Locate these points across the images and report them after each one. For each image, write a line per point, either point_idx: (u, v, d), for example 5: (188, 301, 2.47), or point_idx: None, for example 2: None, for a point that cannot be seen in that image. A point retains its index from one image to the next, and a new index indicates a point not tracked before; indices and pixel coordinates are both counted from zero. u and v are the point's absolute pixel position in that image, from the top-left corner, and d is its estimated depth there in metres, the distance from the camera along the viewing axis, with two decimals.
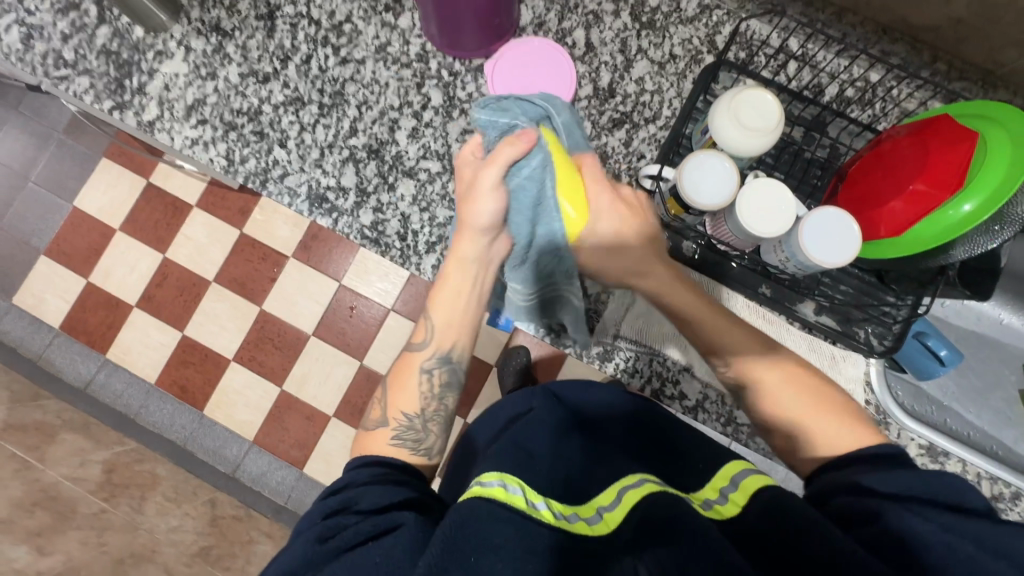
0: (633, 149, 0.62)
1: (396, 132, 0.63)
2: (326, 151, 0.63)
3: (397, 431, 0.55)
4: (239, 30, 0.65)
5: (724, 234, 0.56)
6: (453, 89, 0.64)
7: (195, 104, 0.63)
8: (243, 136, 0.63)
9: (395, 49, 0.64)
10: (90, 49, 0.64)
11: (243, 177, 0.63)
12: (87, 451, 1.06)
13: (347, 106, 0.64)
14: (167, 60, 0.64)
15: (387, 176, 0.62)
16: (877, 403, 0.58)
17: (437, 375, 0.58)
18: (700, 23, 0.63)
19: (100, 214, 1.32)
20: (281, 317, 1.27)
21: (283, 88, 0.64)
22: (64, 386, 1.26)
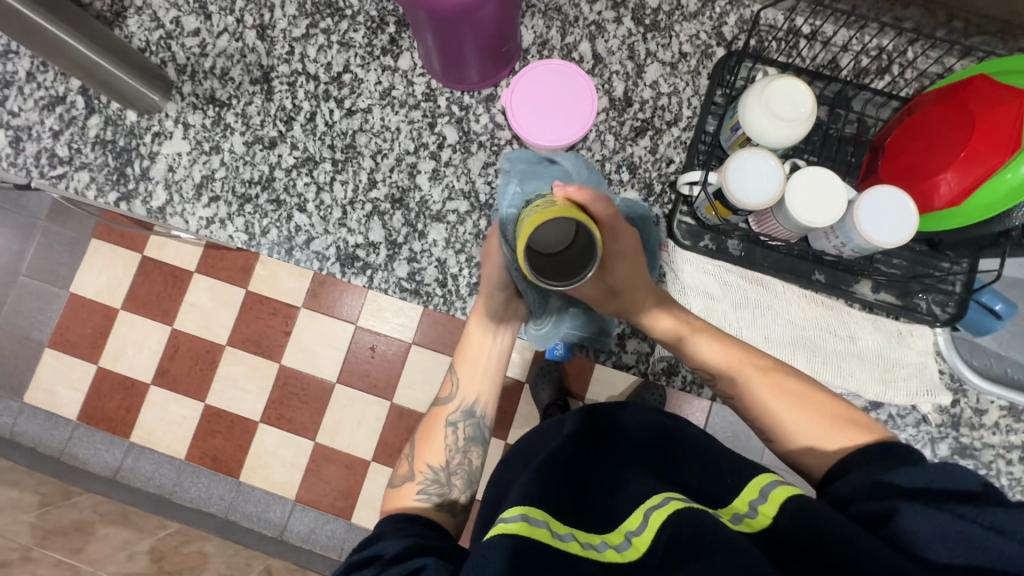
0: (660, 155, 0.60)
1: (416, 177, 0.61)
2: (348, 209, 0.61)
3: (422, 485, 0.49)
4: (236, 98, 0.62)
5: (772, 228, 0.55)
6: (467, 123, 0.62)
7: (204, 181, 0.61)
8: (259, 207, 0.61)
9: (400, 92, 0.62)
10: (85, 142, 0.62)
11: (266, 249, 0.61)
12: (131, 543, 1.02)
13: (361, 158, 0.62)
14: (166, 140, 0.62)
15: (416, 224, 0.60)
16: (951, 372, 0.57)
17: (462, 428, 0.52)
18: (704, 17, 0.61)
19: (98, 296, 1.28)
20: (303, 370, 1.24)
21: (292, 150, 0.62)
22: (93, 477, 1.22)
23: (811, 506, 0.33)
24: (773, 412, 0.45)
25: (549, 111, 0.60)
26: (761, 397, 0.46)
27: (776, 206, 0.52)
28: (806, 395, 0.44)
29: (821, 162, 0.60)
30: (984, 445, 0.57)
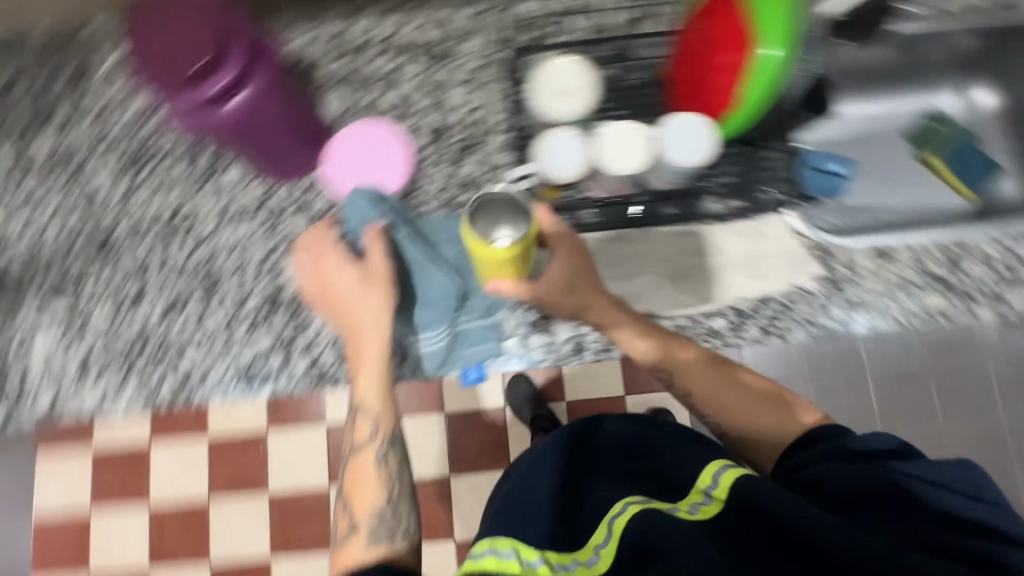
0: (491, 162, 0.64)
1: (281, 275, 0.63)
2: (230, 329, 0.62)
3: (368, 529, 0.40)
4: (85, 275, 0.63)
5: (611, 187, 0.58)
6: (310, 206, 0.64)
7: (85, 363, 0.62)
8: (147, 363, 0.62)
9: (237, 205, 0.64)
10: None
11: (167, 398, 0.62)
12: None
13: (225, 280, 0.63)
14: (32, 340, 0.63)
15: (297, 317, 0.62)
16: (814, 242, 0.62)
17: (390, 457, 0.44)
18: (479, 32, 0.66)
19: None
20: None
21: (157, 300, 0.63)
22: None
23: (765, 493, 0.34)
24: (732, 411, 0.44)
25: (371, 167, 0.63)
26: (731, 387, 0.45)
27: (592, 171, 0.56)
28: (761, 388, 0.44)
29: (631, 112, 0.64)
30: (868, 291, 0.62)
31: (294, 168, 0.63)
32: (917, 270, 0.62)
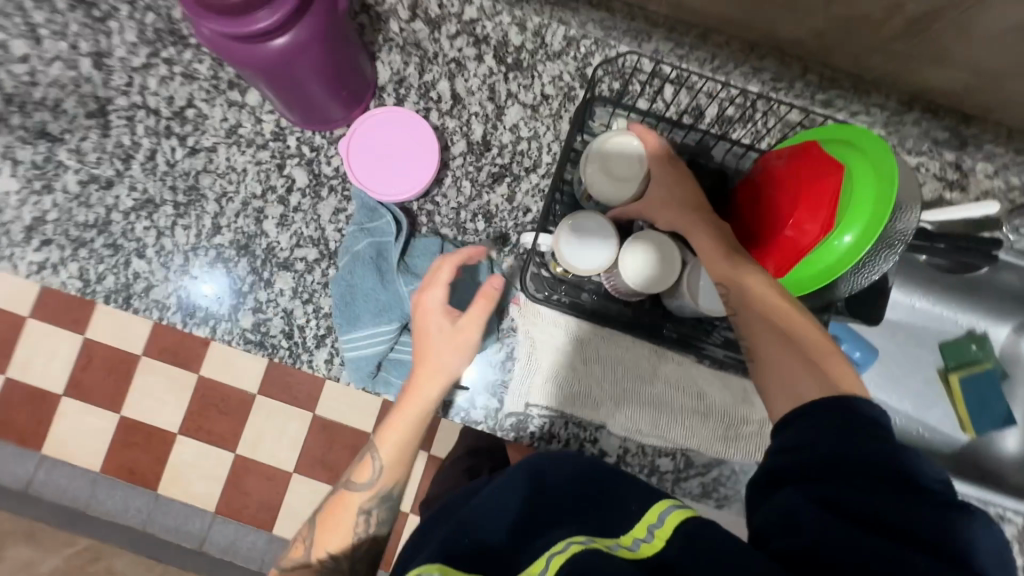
0: (501, 410, 0.65)
1: (263, 223, 0.66)
2: (191, 254, 0.66)
3: (321, 572, 0.53)
4: (148, 229, 0.66)
5: (615, 288, 0.61)
6: (318, 167, 0.66)
7: (35, 224, 0.65)
8: (95, 251, 0.65)
9: (247, 130, 0.67)
10: (25, 208, 0.65)
11: (103, 294, 0.65)
12: None
13: (205, 202, 0.66)
14: (66, 180, 0.66)
15: (262, 272, 0.65)
16: (652, 450, 0.65)
17: (374, 515, 0.55)
18: (660, 470, 0.65)
19: None
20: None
21: (131, 192, 0.66)
22: None
23: (710, 531, 0.34)
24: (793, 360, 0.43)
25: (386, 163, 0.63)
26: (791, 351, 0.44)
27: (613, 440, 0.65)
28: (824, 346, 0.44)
29: None
30: (674, 471, 0.65)
31: (323, 125, 0.66)
32: (670, 464, 0.65)
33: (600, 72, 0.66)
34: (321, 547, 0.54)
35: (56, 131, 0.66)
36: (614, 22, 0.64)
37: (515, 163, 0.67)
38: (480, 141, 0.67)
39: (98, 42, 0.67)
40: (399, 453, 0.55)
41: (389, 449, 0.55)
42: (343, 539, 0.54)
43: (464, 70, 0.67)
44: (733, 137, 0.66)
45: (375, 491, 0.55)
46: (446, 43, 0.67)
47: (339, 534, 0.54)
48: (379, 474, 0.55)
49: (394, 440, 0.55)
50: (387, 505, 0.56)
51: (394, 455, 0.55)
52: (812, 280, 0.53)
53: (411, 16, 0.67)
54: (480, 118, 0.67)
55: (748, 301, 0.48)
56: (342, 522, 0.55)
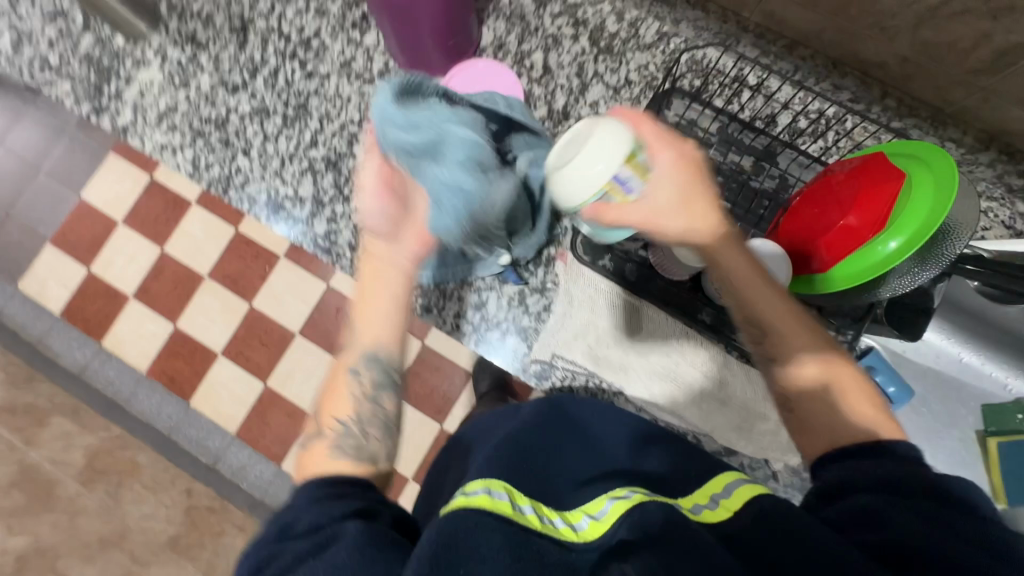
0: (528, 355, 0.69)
1: (354, 146, 0.74)
2: (286, 161, 0.74)
3: (335, 440, 0.53)
4: (256, 133, 0.75)
5: (660, 257, 0.63)
6: None
7: (166, 111, 0.76)
8: (209, 143, 0.75)
9: (359, 65, 0.75)
10: (163, 98, 0.76)
11: (208, 181, 0.75)
12: (244, 395, 1.57)
13: (309, 119, 0.75)
14: (200, 80, 0.77)
15: (343, 188, 0.73)
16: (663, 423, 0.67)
17: (366, 376, 0.55)
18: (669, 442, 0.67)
19: (267, 243, 1.62)
20: (267, 316, 1.60)
21: (250, 99, 0.76)
22: (214, 327, 1.60)
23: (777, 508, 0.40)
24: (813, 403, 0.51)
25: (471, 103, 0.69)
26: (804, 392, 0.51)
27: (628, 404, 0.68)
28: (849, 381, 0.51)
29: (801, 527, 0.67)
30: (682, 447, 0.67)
31: (425, 71, 0.74)
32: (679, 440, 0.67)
33: (684, 67, 0.71)
34: (327, 417, 0.55)
35: (201, 39, 0.77)
36: (708, 23, 0.69)
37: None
38: (561, 110, 0.73)
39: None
40: (368, 310, 0.57)
41: (360, 315, 0.57)
42: (347, 407, 0.55)
43: (559, 46, 0.74)
44: (803, 148, 0.69)
45: (357, 351, 0.56)
46: (548, 20, 0.74)
47: (341, 403, 0.55)
48: (356, 336, 0.57)
49: (361, 306, 0.58)
50: (381, 368, 0.56)
51: (365, 314, 0.57)
52: (849, 282, 0.55)
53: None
54: (565, 90, 0.73)
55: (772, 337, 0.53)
56: (342, 386, 0.56)
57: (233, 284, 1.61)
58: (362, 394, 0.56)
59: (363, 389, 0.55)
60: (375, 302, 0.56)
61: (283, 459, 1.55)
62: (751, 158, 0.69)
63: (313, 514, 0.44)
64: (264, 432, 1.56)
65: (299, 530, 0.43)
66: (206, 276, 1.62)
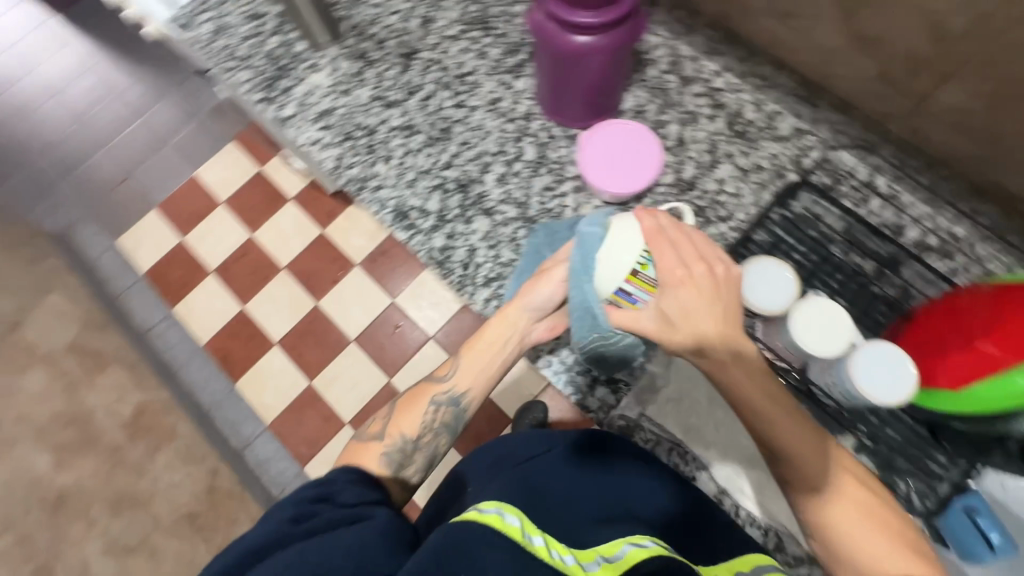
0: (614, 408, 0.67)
1: (485, 175, 0.78)
2: (420, 176, 0.79)
3: (387, 446, 0.59)
4: (398, 146, 0.81)
5: (774, 340, 0.63)
6: (546, 149, 0.79)
7: (325, 112, 0.84)
8: (356, 146, 0.82)
9: (505, 105, 0.81)
10: (325, 100, 0.85)
11: (345, 179, 0.81)
12: (287, 389, 1.60)
13: (449, 142, 0.81)
14: (361, 91, 0.85)
15: (467, 210, 0.77)
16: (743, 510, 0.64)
17: (443, 410, 0.62)
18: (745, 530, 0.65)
19: (346, 250, 1.70)
20: (329, 317, 1.65)
21: (401, 116, 0.83)
22: (277, 317, 1.67)
23: None
24: (845, 536, 0.50)
25: (619, 164, 0.72)
26: (837, 525, 0.51)
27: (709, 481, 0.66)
28: (876, 512, 0.51)
29: None
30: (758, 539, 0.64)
31: (564, 119, 0.79)
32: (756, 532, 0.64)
33: (816, 164, 0.73)
34: (395, 427, 0.60)
35: (370, 56, 0.86)
36: (848, 127, 0.71)
37: (711, 209, 0.74)
38: (687, 181, 0.76)
39: (429, 11, 0.87)
40: (481, 357, 0.63)
41: (473, 352, 0.63)
42: (415, 426, 0.61)
43: (696, 122, 0.78)
44: (930, 264, 0.68)
45: (452, 386, 0.62)
46: (688, 98, 0.79)
47: (411, 420, 0.61)
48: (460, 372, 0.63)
49: (479, 347, 0.64)
50: (456, 409, 0.62)
51: (477, 362, 0.63)
52: (977, 408, 0.53)
53: (668, 69, 0.80)
54: (695, 163, 0.76)
55: (799, 470, 0.51)
56: (418, 406, 0.62)
57: (305, 280, 1.69)
58: (432, 421, 0.61)
59: (434, 418, 0.62)
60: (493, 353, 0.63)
61: (307, 462, 1.54)
62: (873, 263, 0.69)
63: (352, 495, 0.49)
64: (296, 430, 1.57)
65: (337, 502, 0.48)
66: (283, 269, 1.70)
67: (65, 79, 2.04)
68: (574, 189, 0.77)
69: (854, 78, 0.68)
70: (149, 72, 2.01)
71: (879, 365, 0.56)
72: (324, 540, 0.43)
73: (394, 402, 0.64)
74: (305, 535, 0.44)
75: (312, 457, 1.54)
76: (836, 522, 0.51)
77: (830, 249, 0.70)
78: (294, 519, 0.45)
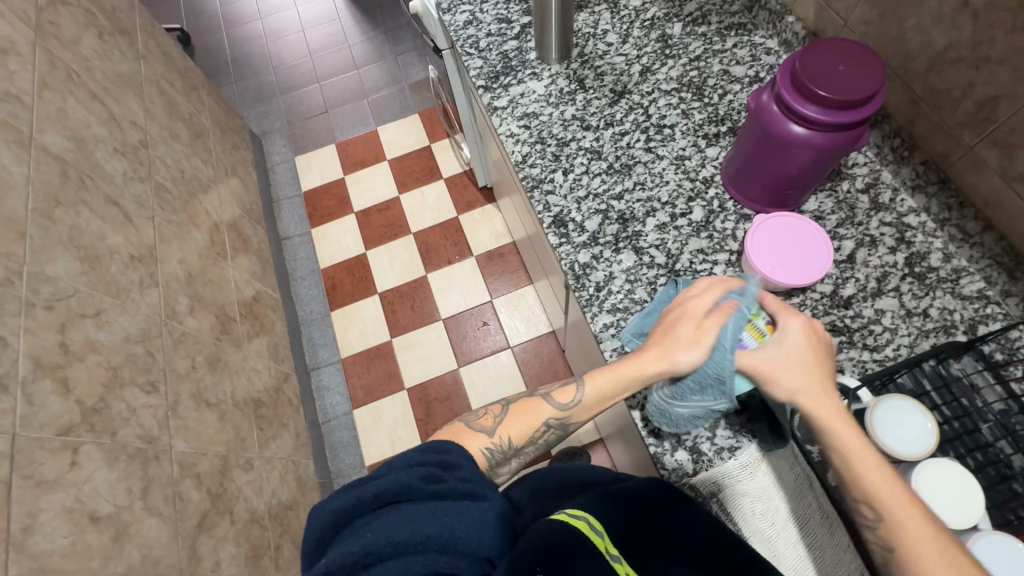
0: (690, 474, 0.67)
1: (648, 217, 0.83)
2: (589, 196, 0.85)
3: (493, 445, 0.65)
4: (580, 165, 0.88)
5: None
6: (713, 216, 0.82)
7: (530, 115, 0.94)
8: (544, 152, 0.90)
9: (690, 164, 0.86)
10: (533, 105, 0.95)
11: (524, 174, 0.90)
12: (370, 335, 1.72)
13: (626, 178, 0.86)
14: (568, 107, 0.94)
15: (619, 241, 0.81)
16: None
17: (549, 432, 0.69)
18: None
19: (470, 239, 1.82)
20: (431, 291, 1.76)
21: (593, 140, 0.90)
22: (388, 272, 1.81)
23: None
24: None
25: (787, 257, 0.74)
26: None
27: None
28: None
29: None
30: None
31: (742, 196, 0.81)
32: None
33: (993, 336, 0.69)
34: (505, 429, 0.67)
35: (586, 83, 0.95)
36: None
37: (859, 334, 0.72)
38: (844, 298, 0.74)
39: (652, 63, 0.94)
40: (596, 404, 0.67)
41: (593, 390, 0.67)
42: (522, 437, 0.67)
43: (873, 247, 0.77)
44: None
45: (564, 415, 0.68)
46: (873, 222, 0.78)
47: (520, 430, 0.67)
48: (576, 403, 0.67)
49: (600, 385, 0.67)
50: (557, 433, 0.70)
51: (590, 407, 0.67)
52: None
53: (863, 188, 0.80)
54: (858, 284, 0.75)
55: (895, 527, 0.47)
56: (532, 419, 0.68)
57: (424, 251, 1.82)
58: (536, 439, 0.68)
59: (539, 436, 0.68)
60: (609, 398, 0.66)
61: (359, 405, 1.63)
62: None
63: (467, 472, 0.53)
64: (362, 374, 1.67)
65: (456, 475, 0.52)
66: (412, 233, 1.86)
67: (315, 21, 2.43)
68: (726, 262, 0.79)
69: None
70: (378, 38, 2.33)
71: (1006, 548, 0.52)
72: (448, 507, 0.46)
73: (507, 406, 0.70)
74: (435, 496, 0.48)
75: (365, 403, 1.63)
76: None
77: (979, 426, 0.65)
78: (424, 480, 0.49)
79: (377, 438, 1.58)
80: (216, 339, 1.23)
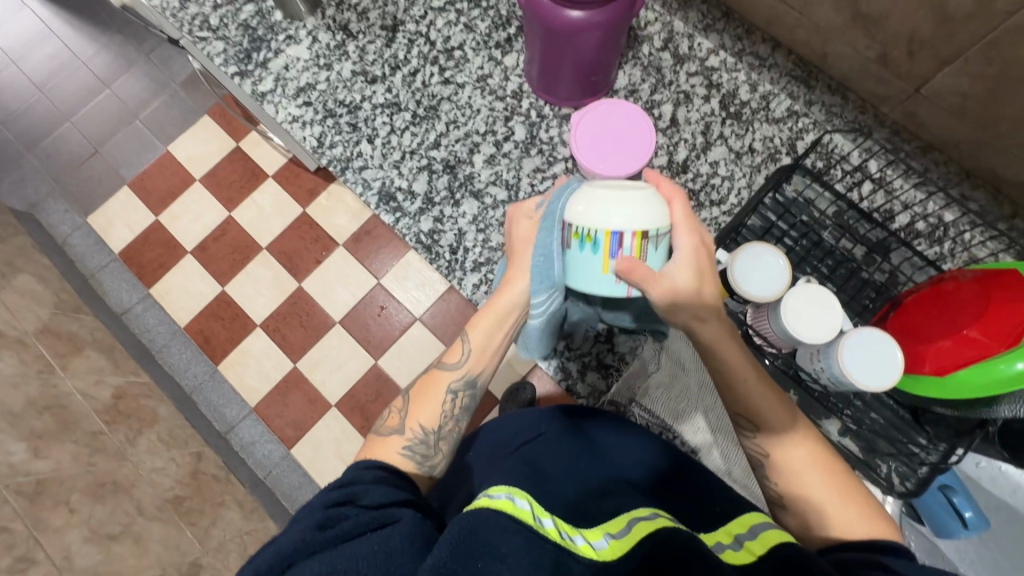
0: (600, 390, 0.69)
1: (474, 155, 0.76)
2: (406, 156, 0.77)
3: (410, 442, 0.59)
4: (383, 127, 0.78)
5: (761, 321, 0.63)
6: (537, 129, 0.77)
7: (305, 88, 0.80)
8: (338, 124, 0.79)
9: (494, 82, 0.79)
10: (304, 74, 0.81)
11: (328, 158, 0.78)
12: (271, 371, 1.58)
13: (436, 121, 0.78)
14: (344, 62, 0.81)
15: (455, 192, 0.75)
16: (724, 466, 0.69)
17: (459, 397, 0.63)
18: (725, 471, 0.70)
19: (329, 229, 1.66)
20: (313, 299, 1.61)
21: (385, 92, 0.79)
22: (258, 299, 1.63)
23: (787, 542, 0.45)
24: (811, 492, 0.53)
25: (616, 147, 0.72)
26: (807, 484, 0.54)
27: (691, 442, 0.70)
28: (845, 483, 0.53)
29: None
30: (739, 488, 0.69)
31: (556, 98, 0.77)
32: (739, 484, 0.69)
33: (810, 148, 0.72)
34: (413, 419, 0.61)
35: (351, 28, 0.82)
36: (842, 110, 0.70)
37: (703, 192, 0.73)
38: (680, 163, 0.75)
39: None
40: (489, 346, 0.63)
41: (478, 335, 0.63)
42: (433, 418, 0.61)
43: (689, 102, 0.76)
44: (918, 251, 0.68)
45: (463, 373, 0.63)
46: (682, 77, 0.77)
47: (429, 411, 0.62)
48: (468, 355, 0.63)
49: (484, 328, 0.63)
50: (471, 393, 0.64)
51: (481, 350, 0.63)
52: (967, 392, 0.54)
53: (662, 46, 0.78)
54: (688, 145, 0.75)
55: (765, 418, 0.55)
56: (433, 396, 0.63)
57: (287, 262, 1.64)
58: (451, 411, 0.63)
59: (451, 407, 0.63)
60: (497, 328, 0.63)
61: (294, 443, 1.53)
62: (863, 248, 0.70)
63: (377, 494, 0.49)
64: (282, 412, 1.55)
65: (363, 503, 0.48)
66: (264, 248, 1.66)
67: (25, 45, 1.92)
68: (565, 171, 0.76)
69: (850, 59, 0.65)
70: (115, 40, 1.90)
71: (869, 339, 0.57)
72: (352, 548, 0.42)
73: (408, 396, 0.64)
74: (333, 541, 0.43)
75: (298, 439, 1.53)
76: (805, 471, 0.54)
77: (822, 235, 0.70)
78: (319, 527, 0.44)
79: (327, 465, 1.51)
80: (87, 464, 1.06)
